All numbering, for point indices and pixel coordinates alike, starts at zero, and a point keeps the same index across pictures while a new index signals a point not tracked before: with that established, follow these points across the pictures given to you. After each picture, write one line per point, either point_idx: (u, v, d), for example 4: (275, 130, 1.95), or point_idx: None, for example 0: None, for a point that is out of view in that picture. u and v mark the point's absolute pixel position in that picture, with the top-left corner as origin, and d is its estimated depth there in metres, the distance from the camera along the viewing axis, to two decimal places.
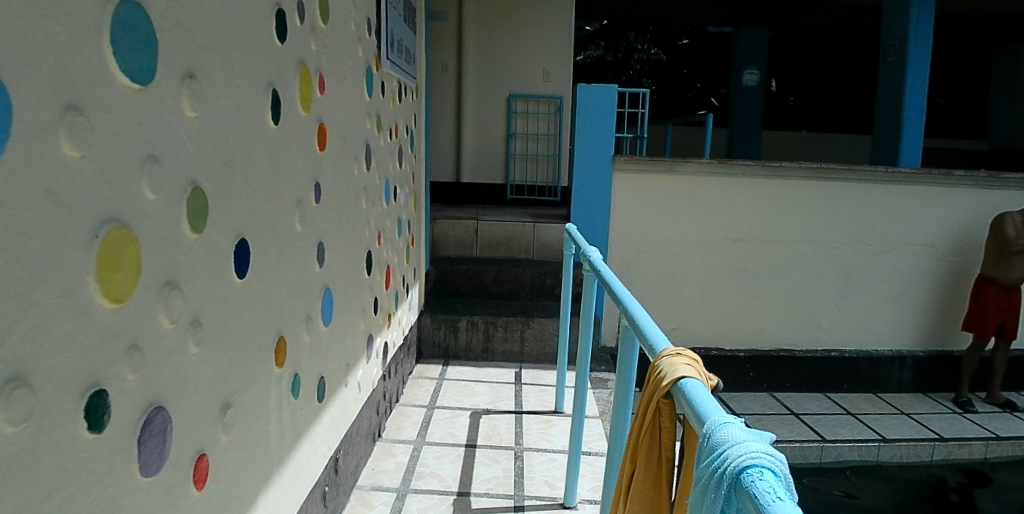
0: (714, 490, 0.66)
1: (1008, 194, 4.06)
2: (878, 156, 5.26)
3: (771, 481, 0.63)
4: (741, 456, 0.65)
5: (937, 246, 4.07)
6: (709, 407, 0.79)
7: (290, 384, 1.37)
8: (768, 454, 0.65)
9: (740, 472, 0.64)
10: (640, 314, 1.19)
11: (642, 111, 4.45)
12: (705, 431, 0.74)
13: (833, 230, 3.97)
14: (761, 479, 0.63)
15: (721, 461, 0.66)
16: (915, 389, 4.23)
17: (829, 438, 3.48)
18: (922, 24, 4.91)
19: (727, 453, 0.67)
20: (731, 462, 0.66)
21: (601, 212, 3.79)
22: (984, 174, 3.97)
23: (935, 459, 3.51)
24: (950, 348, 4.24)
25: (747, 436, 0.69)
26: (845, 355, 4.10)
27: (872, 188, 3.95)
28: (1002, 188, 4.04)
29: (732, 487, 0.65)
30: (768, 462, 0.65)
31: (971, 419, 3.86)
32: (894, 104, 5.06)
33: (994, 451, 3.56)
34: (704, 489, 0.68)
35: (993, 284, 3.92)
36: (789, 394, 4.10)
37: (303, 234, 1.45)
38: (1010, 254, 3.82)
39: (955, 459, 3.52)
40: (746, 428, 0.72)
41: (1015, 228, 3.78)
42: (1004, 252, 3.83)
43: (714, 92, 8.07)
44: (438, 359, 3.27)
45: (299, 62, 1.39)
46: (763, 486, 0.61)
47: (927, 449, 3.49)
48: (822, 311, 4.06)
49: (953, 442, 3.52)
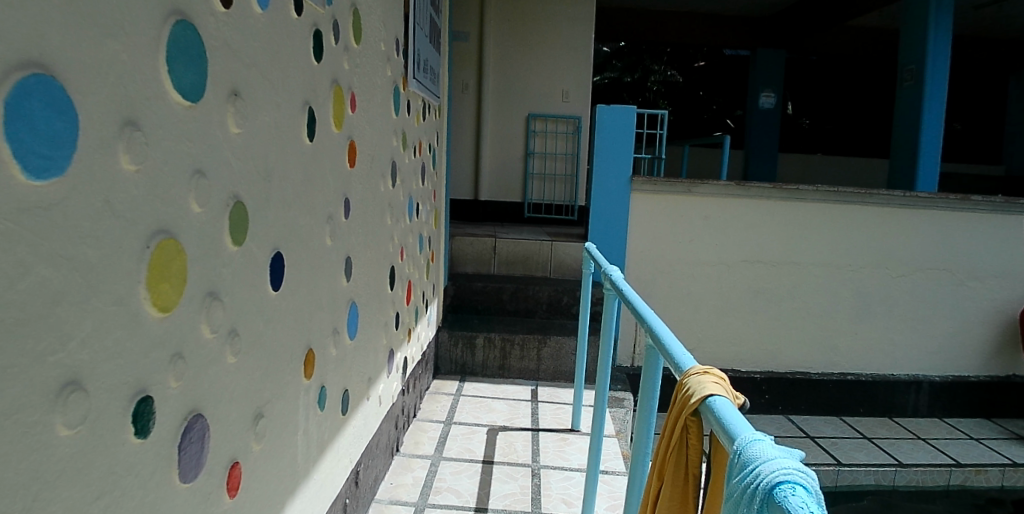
0: (746, 504, 0.67)
1: None
2: (895, 180, 5.24)
3: (805, 497, 0.64)
4: (773, 472, 0.67)
5: (957, 271, 4.04)
6: (738, 424, 0.80)
7: (316, 396, 1.39)
8: (799, 471, 0.66)
9: (772, 486, 0.65)
10: (664, 332, 1.20)
11: (659, 132, 4.47)
12: (736, 447, 0.75)
13: (851, 254, 3.96)
14: (793, 494, 0.64)
15: (754, 477, 0.68)
16: (931, 414, 4.19)
17: (846, 462, 3.46)
18: (940, 50, 4.91)
19: (759, 469, 0.68)
20: (765, 477, 0.67)
21: (618, 232, 3.81)
22: (1003, 199, 3.95)
23: (952, 484, 3.47)
24: (968, 374, 4.19)
25: (779, 452, 0.70)
26: (862, 379, 4.07)
27: (890, 212, 3.94)
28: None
29: (764, 501, 0.66)
30: (800, 478, 0.66)
31: (987, 445, 3.81)
32: (912, 129, 5.06)
33: (1012, 478, 3.51)
34: (737, 503, 0.69)
35: None
36: (805, 417, 4.07)
37: (332, 249, 1.48)
38: None
39: (973, 487, 3.48)
40: (776, 444, 0.73)
41: None
42: None
43: (729, 114, 8.07)
44: (455, 375, 3.28)
45: (332, 81, 1.43)
46: (795, 500, 0.63)
47: (944, 474, 3.45)
48: (840, 335, 4.04)
49: (971, 468, 3.48)
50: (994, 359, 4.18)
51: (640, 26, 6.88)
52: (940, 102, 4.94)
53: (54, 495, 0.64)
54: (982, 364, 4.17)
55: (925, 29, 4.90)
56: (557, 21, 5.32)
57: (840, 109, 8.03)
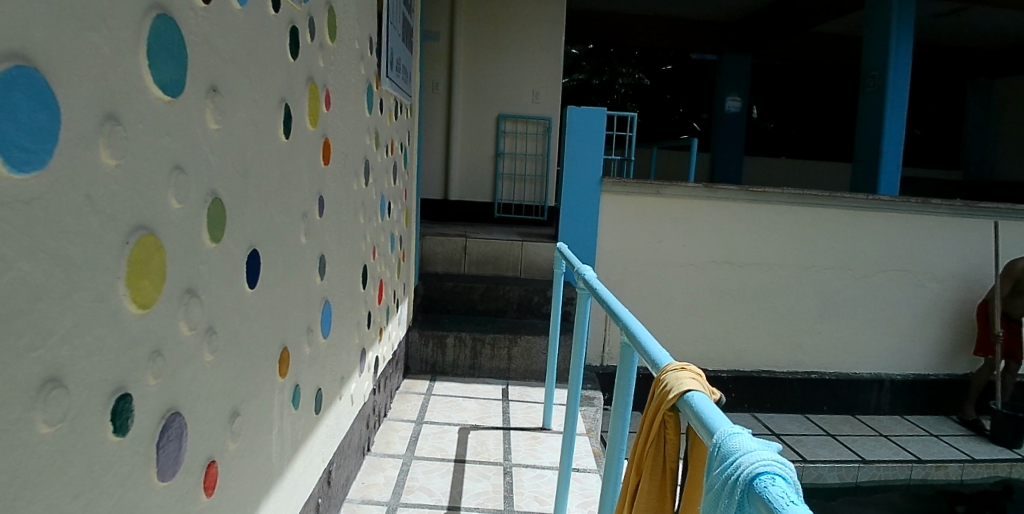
0: (728, 495, 0.70)
1: (981, 223, 4.19)
2: (857, 183, 5.39)
3: (784, 487, 0.66)
4: (753, 463, 0.69)
5: (914, 272, 4.17)
6: (716, 418, 0.82)
7: (291, 394, 1.39)
8: (777, 461, 0.69)
9: (752, 477, 0.68)
10: (640, 330, 1.23)
11: (629, 134, 4.52)
12: (715, 440, 0.77)
13: (814, 254, 4.06)
14: (773, 484, 0.66)
15: (734, 468, 0.70)
16: (892, 411, 4.31)
17: (810, 458, 3.54)
18: (901, 57, 5.06)
19: (739, 461, 0.70)
20: (745, 469, 0.69)
21: (589, 232, 3.85)
22: (959, 203, 4.09)
23: (912, 479, 3.59)
24: (927, 372, 4.33)
25: (757, 444, 0.72)
26: (825, 377, 4.18)
27: (851, 214, 4.06)
28: (979, 216, 4.17)
29: (745, 492, 0.68)
30: (778, 468, 0.69)
31: (946, 442, 3.94)
32: (874, 134, 5.21)
33: (969, 473, 3.64)
34: (718, 494, 0.71)
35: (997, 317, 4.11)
36: (770, 415, 4.16)
37: (307, 246, 1.47)
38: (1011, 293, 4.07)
39: (932, 482, 3.60)
40: (754, 437, 0.75)
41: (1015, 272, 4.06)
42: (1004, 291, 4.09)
43: (696, 117, 8.19)
44: (425, 374, 3.28)
45: (308, 79, 1.42)
46: (776, 490, 0.65)
47: (905, 470, 3.57)
48: (803, 334, 4.14)
49: (931, 463, 3.59)
50: (949, 357, 4.33)
51: (610, 28, 6.94)
52: (900, 108, 5.10)
53: (34, 494, 0.63)
54: (939, 363, 4.32)
55: (887, 36, 5.05)
56: (528, 23, 5.34)
57: (803, 114, 8.21)
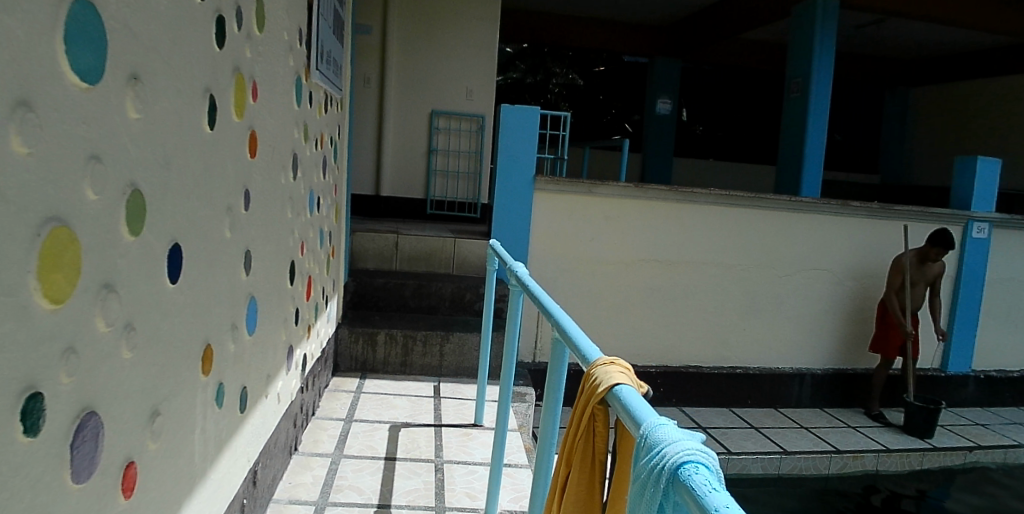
0: (654, 484, 0.73)
1: (891, 225, 4.47)
2: (781, 185, 5.63)
3: (708, 476, 0.69)
4: (678, 452, 0.72)
5: (830, 270, 4.41)
6: (644, 411, 0.85)
7: (214, 393, 1.35)
8: (701, 450, 0.72)
9: (677, 465, 0.70)
10: (571, 326, 1.25)
11: (562, 133, 4.58)
12: (642, 431, 0.81)
13: (738, 253, 4.22)
14: (696, 472, 0.70)
15: (660, 458, 0.73)
16: (813, 404, 4.53)
17: (734, 450, 3.69)
18: (823, 66, 5.33)
19: (665, 450, 0.73)
20: (670, 458, 0.72)
21: (522, 230, 3.88)
22: (874, 205, 4.34)
23: (832, 470, 3.79)
24: (843, 366, 4.57)
25: (683, 434, 0.76)
26: (749, 372, 4.35)
27: (773, 215, 4.25)
28: (889, 218, 4.44)
29: (670, 480, 0.71)
30: (702, 457, 0.72)
31: (863, 433, 4.17)
32: (798, 138, 5.46)
33: (884, 463, 3.87)
34: (645, 483, 0.75)
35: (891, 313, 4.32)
36: (697, 409, 4.30)
37: (231, 241, 1.43)
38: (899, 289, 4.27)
39: (851, 472, 3.80)
40: (678, 427, 0.79)
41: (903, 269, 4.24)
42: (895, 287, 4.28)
43: (628, 118, 8.36)
44: (355, 372, 3.24)
45: (234, 69, 1.38)
46: (698, 477, 0.69)
47: (825, 461, 3.76)
48: (727, 330, 4.30)
49: (849, 454, 3.80)
50: (861, 351, 4.58)
51: (545, 28, 7.02)
52: (823, 114, 5.37)
53: None
54: (852, 357, 4.57)
55: (810, 45, 5.30)
56: (462, 20, 5.33)
57: (730, 117, 8.51)
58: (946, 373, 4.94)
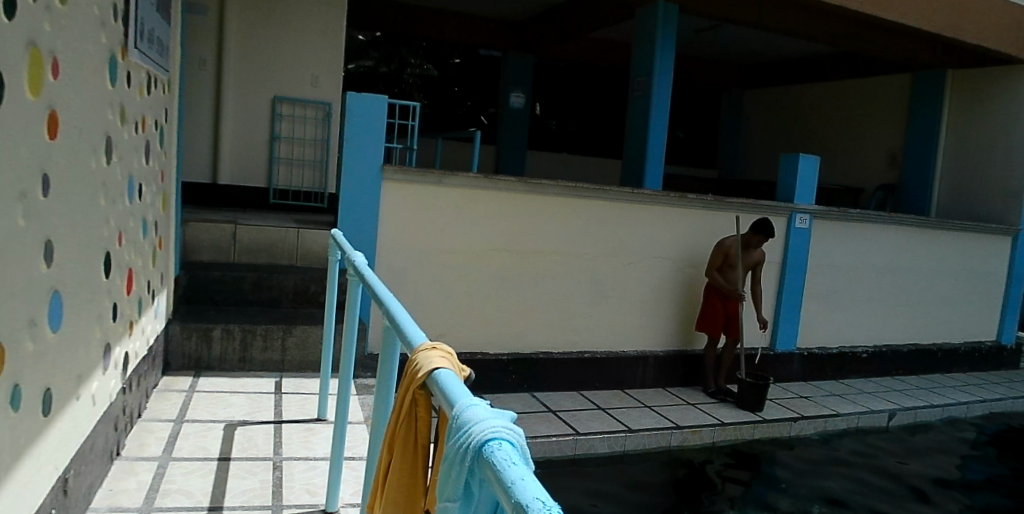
0: (460, 461, 0.78)
1: (718, 215, 4.92)
2: (626, 178, 5.99)
3: (509, 450, 0.75)
4: (483, 430, 0.77)
5: (665, 258, 4.77)
6: (460, 393, 0.90)
7: (7, 396, 1.23)
8: (505, 427, 0.78)
9: (480, 441, 0.76)
10: (400, 314, 1.28)
11: (412, 123, 4.57)
12: (454, 412, 0.85)
13: (583, 242, 4.46)
14: (500, 447, 0.75)
15: (467, 436, 0.77)
16: (656, 384, 4.87)
17: (582, 432, 3.90)
18: (664, 68, 5.73)
19: (471, 429, 0.78)
20: (475, 436, 0.77)
21: (370, 220, 3.84)
22: (708, 198, 4.76)
23: (673, 445, 4.11)
24: (680, 347, 4.97)
25: (491, 414, 0.81)
26: (596, 356, 4.61)
27: (613, 206, 4.52)
28: (717, 210, 4.89)
29: (475, 457, 0.76)
30: (507, 435, 0.78)
31: (700, 409, 4.56)
32: (641, 134, 5.83)
33: (719, 436, 4.26)
34: (453, 461, 0.79)
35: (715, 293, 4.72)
36: (548, 393, 4.47)
37: (25, 230, 1.31)
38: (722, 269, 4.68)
39: (690, 445, 4.15)
40: (488, 407, 0.84)
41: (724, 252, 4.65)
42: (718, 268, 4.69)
43: (483, 110, 8.45)
44: (188, 370, 3.05)
45: (27, 44, 1.26)
46: (499, 451, 0.74)
47: (665, 437, 4.07)
48: (574, 316, 4.53)
49: (687, 429, 4.15)
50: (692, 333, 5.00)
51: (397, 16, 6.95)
52: (663, 113, 5.78)
53: None
54: (686, 339, 4.98)
55: (652, 48, 5.67)
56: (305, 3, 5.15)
57: (581, 112, 8.88)
58: (775, 352, 5.91)
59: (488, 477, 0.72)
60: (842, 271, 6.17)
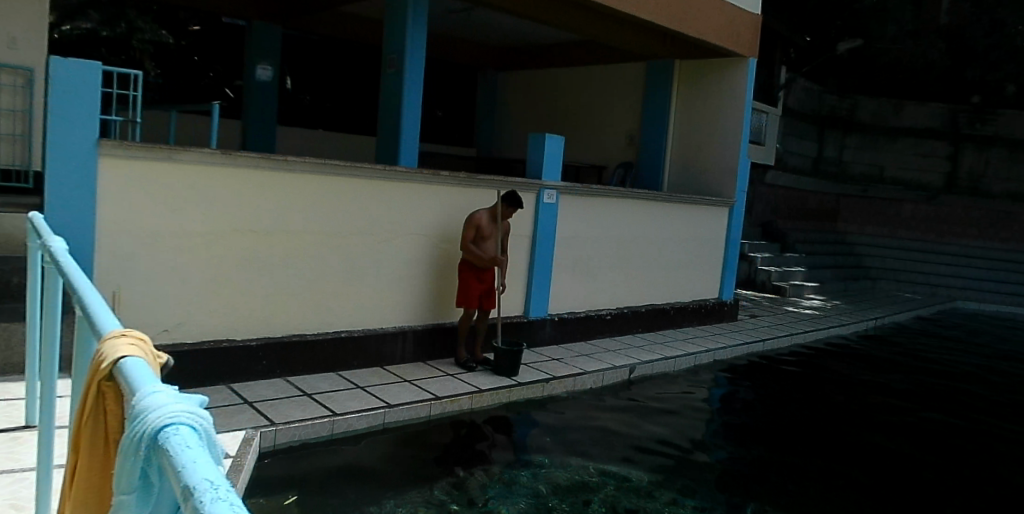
0: (134, 451, 0.83)
1: (462, 191, 5.34)
2: (380, 155, 6.03)
3: (185, 432, 0.81)
4: (159, 417, 0.81)
5: (414, 233, 5.11)
6: (142, 379, 0.93)
7: None
8: (186, 415, 0.83)
9: (154, 429, 0.80)
10: (92, 304, 1.24)
11: (135, 93, 4.17)
12: (136, 400, 0.88)
13: (330, 221, 4.64)
14: (175, 434, 0.79)
15: (141, 426, 0.81)
16: (413, 358, 5.19)
17: (340, 413, 4.01)
18: (414, 47, 5.87)
19: (145, 419, 0.82)
20: (150, 425, 0.81)
21: (87, 202, 3.66)
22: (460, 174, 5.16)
23: (432, 415, 4.40)
24: (433, 319, 5.34)
25: (171, 399, 0.86)
26: (352, 334, 4.82)
27: (360, 182, 4.74)
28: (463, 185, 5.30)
29: (150, 446, 0.81)
30: (186, 419, 0.83)
31: (458, 379, 4.94)
32: (394, 110, 5.92)
33: (476, 402, 4.65)
34: (130, 449, 0.83)
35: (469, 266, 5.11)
36: (303, 376, 4.56)
37: None
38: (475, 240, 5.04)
39: (448, 413, 4.47)
40: (171, 394, 0.89)
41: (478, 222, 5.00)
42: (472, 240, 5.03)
43: (227, 83, 7.92)
44: None
45: None
46: (175, 438, 0.79)
47: (424, 408, 4.35)
48: (325, 296, 4.70)
49: (445, 399, 4.49)
50: (444, 307, 5.43)
51: None
52: (415, 89, 5.94)
53: None
54: (439, 312, 5.38)
55: (404, 26, 5.81)
56: None
57: (335, 88, 8.74)
58: (528, 317, 7.12)
59: (163, 461, 0.78)
60: (581, 240, 7.57)
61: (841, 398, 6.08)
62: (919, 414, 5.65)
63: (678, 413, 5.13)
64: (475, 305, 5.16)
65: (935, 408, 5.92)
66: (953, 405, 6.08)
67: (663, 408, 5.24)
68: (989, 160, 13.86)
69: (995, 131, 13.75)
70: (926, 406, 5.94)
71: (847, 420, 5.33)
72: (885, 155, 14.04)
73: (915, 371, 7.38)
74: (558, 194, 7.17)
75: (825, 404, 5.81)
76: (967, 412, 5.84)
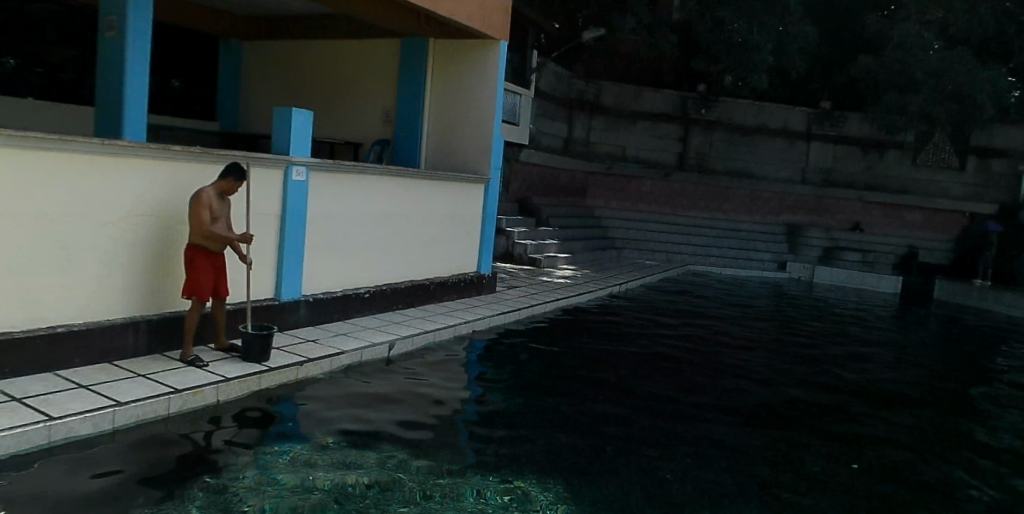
0: None
1: (189, 174, 5.42)
2: (99, 128, 5.69)
3: None
4: None
5: (133, 215, 5.05)
6: None
7: None
8: None
9: None
10: None
11: None
12: None
13: (36, 202, 4.42)
14: None
15: None
16: (147, 349, 5.28)
17: (58, 416, 3.90)
18: (140, 15, 5.55)
19: None
20: None
21: None
22: (190, 152, 5.29)
23: (173, 410, 4.49)
24: (161, 309, 5.38)
25: None
26: (70, 330, 4.72)
27: (71, 156, 4.57)
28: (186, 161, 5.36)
29: None
30: None
31: (205, 370, 5.13)
32: (115, 80, 5.57)
33: (223, 392, 4.87)
34: None
35: (202, 256, 5.12)
36: (8, 379, 4.38)
37: None
38: (205, 225, 5.05)
39: (191, 406, 4.61)
40: None
41: (207, 212, 5.06)
42: (202, 225, 5.04)
43: None
44: None
45: None
46: None
47: (163, 403, 4.42)
48: (30, 286, 4.49)
49: (189, 391, 4.62)
50: (171, 298, 5.44)
51: None
52: (140, 60, 5.64)
53: None
54: (167, 302, 5.41)
55: None
56: None
57: (50, 55, 7.78)
58: (279, 301, 6.72)
59: None
60: (334, 219, 7.27)
61: (554, 378, 6.70)
62: (613, 389, 6.46)
63: (406, 403, 5.32)
64: (207, 295, 5.21)
65: (630, 383, 6.76)
66: (648, 379, 6.98)
67: (392, 399, 5.39)
68: (711, 142, 16.40)
69: (716, 116, 16.34)
70: (625, 383, 6.75)
71: (547, 398, 5.93)
72: (626, 137, 15.81)
73: (633, 346, 8.32)
74: (307, 172, 6.78)
75: (537, 384, 6.41)
76: (655, 386, 6.74)
